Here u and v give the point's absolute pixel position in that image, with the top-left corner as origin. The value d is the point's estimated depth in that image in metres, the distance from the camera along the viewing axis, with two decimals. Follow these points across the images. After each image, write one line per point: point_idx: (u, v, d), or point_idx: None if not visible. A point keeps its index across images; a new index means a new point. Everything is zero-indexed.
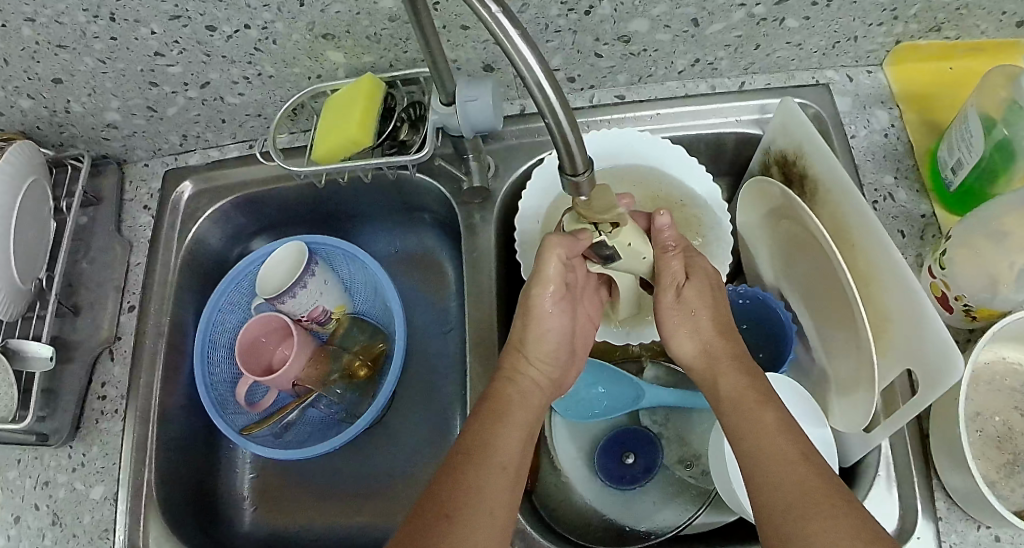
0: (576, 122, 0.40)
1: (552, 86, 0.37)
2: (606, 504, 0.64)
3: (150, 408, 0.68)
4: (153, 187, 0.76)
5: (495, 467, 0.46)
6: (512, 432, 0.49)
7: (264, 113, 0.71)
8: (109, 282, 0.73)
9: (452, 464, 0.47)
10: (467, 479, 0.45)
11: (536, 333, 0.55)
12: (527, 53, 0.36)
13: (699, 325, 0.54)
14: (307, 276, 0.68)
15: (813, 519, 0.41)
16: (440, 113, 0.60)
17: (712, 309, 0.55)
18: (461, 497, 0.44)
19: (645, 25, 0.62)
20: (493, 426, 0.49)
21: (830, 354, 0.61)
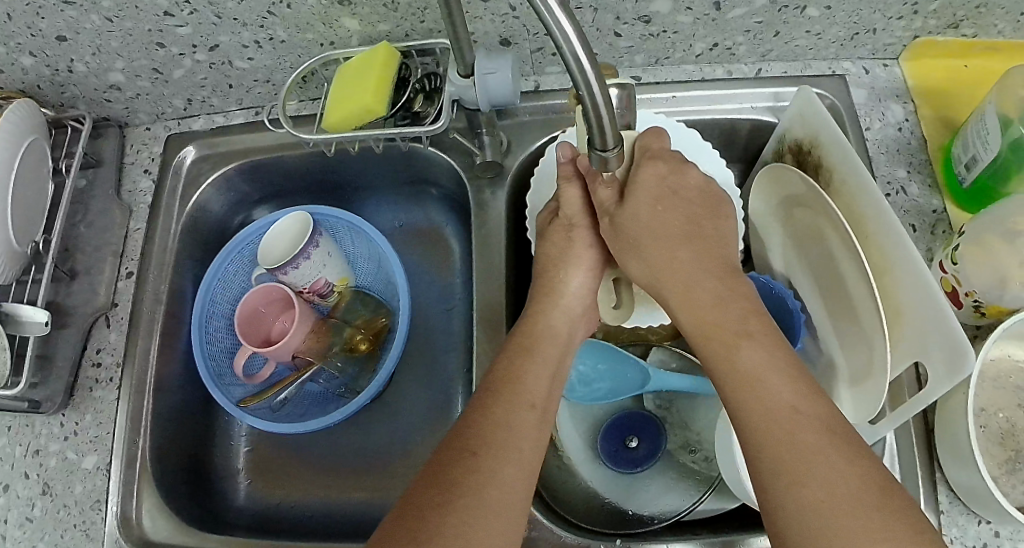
0: (609, 96, 0.39)
1: (588, 57, 0.36)
2: (609, 487, 0.64)
3: (146, 378, 0.67)
4: (155, 151, 0.74)
5: (519, 403, 0.47)
6: (541, 369, 0.51)
7: (274, 80, 0.69)
8: (107, 248, 0.71)
9: (479, 402, 0.48)
10: (495, 419, 0.46)
11: (556, 283, 0.57)
12: (565, 21, 0.34)
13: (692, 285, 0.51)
14: (311, 247, 0.67)
15: (806, 456, 0.40)
16: (458, 85, 0.59)
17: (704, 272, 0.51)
18: (488, 429, 0.45)
19: (667, 6, 0.61)
20: (520, 365, 0.51)
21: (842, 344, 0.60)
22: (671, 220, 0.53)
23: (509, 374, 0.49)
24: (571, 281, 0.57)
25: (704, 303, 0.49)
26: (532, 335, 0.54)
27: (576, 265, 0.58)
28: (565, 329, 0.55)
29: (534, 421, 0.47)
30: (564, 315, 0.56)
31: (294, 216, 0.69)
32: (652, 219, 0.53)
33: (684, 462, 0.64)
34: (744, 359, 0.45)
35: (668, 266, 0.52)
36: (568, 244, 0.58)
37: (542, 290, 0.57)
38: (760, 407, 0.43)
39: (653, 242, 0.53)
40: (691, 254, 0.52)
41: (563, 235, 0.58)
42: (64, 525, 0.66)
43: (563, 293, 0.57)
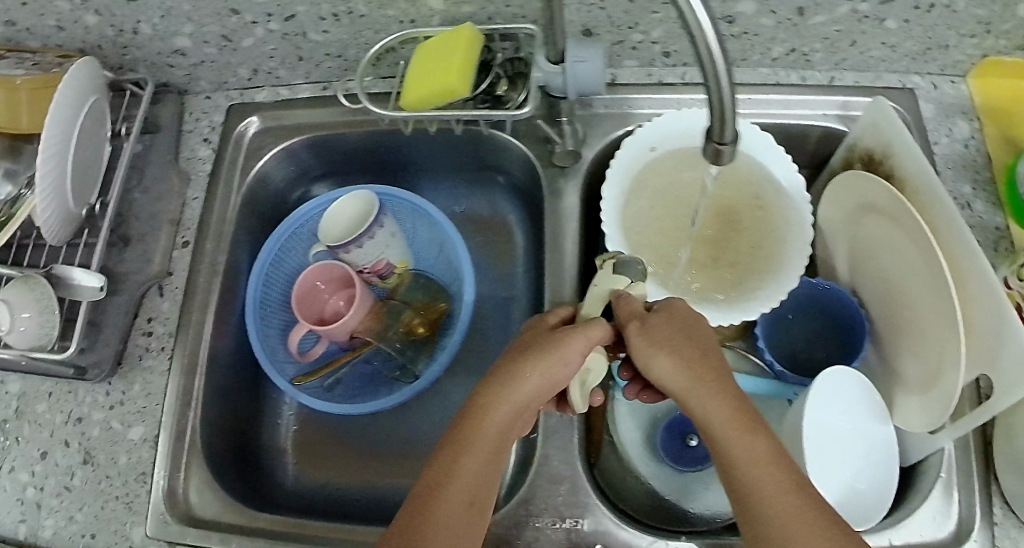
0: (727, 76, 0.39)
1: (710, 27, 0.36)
2: (668, 486, 0.63)
3: (199, 351, 0.66)
4: (215, 120, 0.72)
5: (462, 483, 0.43)
6: (481, 461, 0.45)
7: (345, 55, 0.68)
8: (163, 215, 0.69)
9: (411, 510, 0.43)
10: (429, 512, 0.42)
11: (504, 386, 0.47)
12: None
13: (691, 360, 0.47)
14: (375, 228, 0.66)
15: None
16: (546, 71, 0.58)
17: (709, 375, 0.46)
18: (418, 537, 0.41)
19: (751, 8, 0.62)
20: (458, 458, 0.44)
21: (909, 356, 0.61)
22: (672, 334, 0.49)
23: (448, 471, 0.44)
24: (525, 385, 0.47)
25: (718, 426, 0.44)
26: (476, 426, 0.46)
27: (523, 375, 0.47)
28: (509, 421, 0.46)
29: (466, 518, 0.43)
30: (501, 419, 0.46)
31: (360, 195, 0.68)
32: (653, 339, 0.49)
33: None
34: (739, 465, 0.43)
35: (677, 384, 0.47)
36: (548, 356, 0.48)
37: (480, 400, 0.47)
38: (774, 518, 0.41)
39: (668, 360, 0.47)
40: (694, 372, 0.47)
41: (541, 343, 0.49)
42: (106, 496, 0.64)
43: (508, 400, 0.46)
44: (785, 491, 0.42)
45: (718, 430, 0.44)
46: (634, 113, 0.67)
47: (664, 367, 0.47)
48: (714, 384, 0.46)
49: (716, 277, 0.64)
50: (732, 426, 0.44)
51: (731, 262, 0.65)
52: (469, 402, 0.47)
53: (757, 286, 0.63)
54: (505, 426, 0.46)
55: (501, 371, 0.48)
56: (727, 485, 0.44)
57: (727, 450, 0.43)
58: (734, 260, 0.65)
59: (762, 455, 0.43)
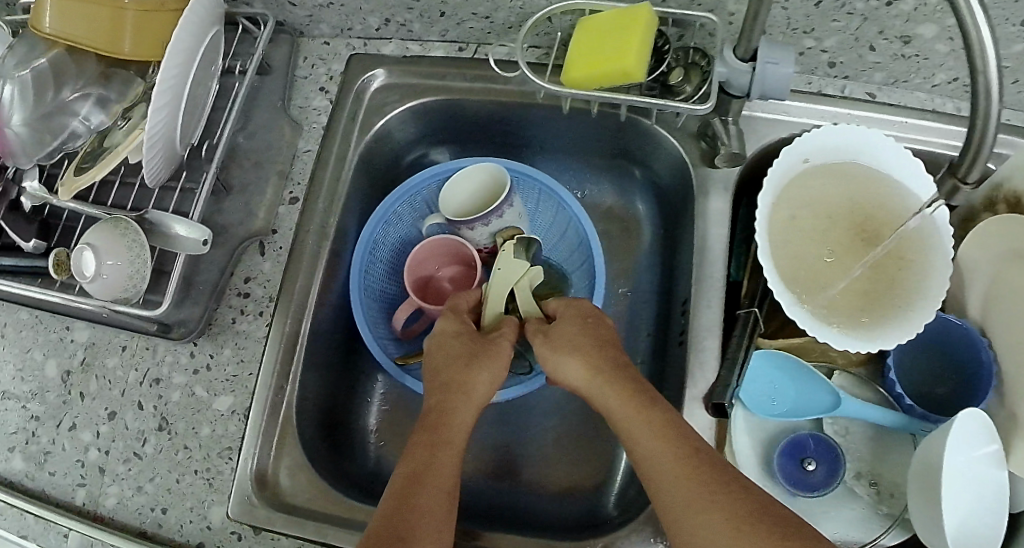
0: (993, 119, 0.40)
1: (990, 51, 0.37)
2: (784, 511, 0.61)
3: (302, 319, 0.59)
4: (335, 69, 0.65)
5: (440, 476, 0.47)
6: (450, 458, 0.48)
7: (494, 17, 0.61)
8: (269, 166, 0.62)
9: (392, 504, 0.45)
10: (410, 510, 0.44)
11: (462, 381, 0.53)
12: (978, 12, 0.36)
13: (593, 353, 0.52)
14: (505, 206, 0.61)
15: (705, 508, 0.42)
16: (732, 68, 0.54)
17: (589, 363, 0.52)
18: (400, 520, 0.43)
19: (931, 31, 0.59)
20: (429, 466, 0.47)
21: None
22: (570, 333, 0.54)
23: (421, 464, 0.47)
24: (478, 382, 0.53)
25: (625, 416, 0.48)
26: (439, 431, 0.50)
27: (454, 365, 0.54)
28: (470, 422, 0.52)
29: (439, 515, 0.45)
30: (465, 423, 0.51)
31: (487, 167, 0.63)
32: (552, 343, 0.54)
33: (859, 493, 0.62)
34: (648, 456, 0.46)
35: (584, 384, 0.52)
36: (464, 348, 0.54)
37: (446, 377, 0.53)
38: (677, 480, 0.44)
39: (569, 358, 0.53)
40: (594, 371, 0.51)
41: (441, 338, 0.56)
42: (184, 469, 0.57)
43: (468, 391, 0.52)
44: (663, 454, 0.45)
45: (621, 421, 0.49)
46: (789, 121, 0.65)
47: (571, 369, 0.53)
48: (601, 378, 0.51)
49: (855, 301, 0.59)
50: (638, 415, 0.48)
51: (870, 290, 0.60)
52: (443, 379, 0.53)
53: (903, 320, 0.58)
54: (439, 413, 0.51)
55: (436, 347, 0.56)
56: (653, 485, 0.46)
57: (637, 442, 0.47)
58: (873, 289, 0.60)
59: (663, 435, 0.46)
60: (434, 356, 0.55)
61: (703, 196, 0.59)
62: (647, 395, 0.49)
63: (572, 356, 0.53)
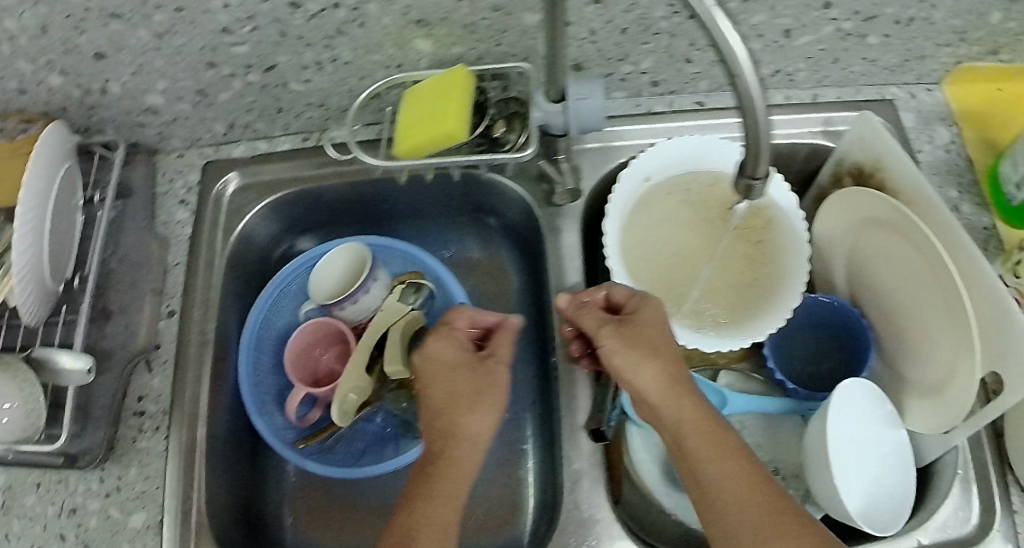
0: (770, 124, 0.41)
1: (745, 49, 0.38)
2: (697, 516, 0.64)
3: (198, 425, 0.62)
4: (191, 180, 0.69)
5: (445, 498, 0.48)
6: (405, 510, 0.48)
7: (328, 103, 0.66)
8: (143, 284, 0.66)
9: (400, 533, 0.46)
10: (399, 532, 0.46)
11: (460, 421, 0.51)
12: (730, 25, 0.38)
13: (643, 360, 0.52)
14: (370, 281, 0.66)
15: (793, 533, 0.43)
16: (546, 110, 0.57)
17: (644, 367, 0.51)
18: None
19: (740, 34, 0.62)
20: (433, 490, 0.48)
21: (911, 362, 0.63)
22: (648, 333, 0.53)
23: (366, 508, 0.47)
24: (474, 414, 0.52)
25: (692, 427, 0.49)
26: (450, 454, 0.50)
27: (485, 393, 0.53)
28: (471, 453, 0.51)
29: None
30: (471, 439, 0.51)
31: (350, 246, 0.67)
32: (631, 351, 0.52)
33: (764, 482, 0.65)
34: (722, 469, 0.46)
35: (655, 389, 0.51)
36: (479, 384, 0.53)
37: (459, 406, 0.52)
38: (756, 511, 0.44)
39: (648, 362, 0.52)
40: (673, 380, 0.51)
41: (445, 366, 0.54)
42: None
43: (471, 424, 0.51)
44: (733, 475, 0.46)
45: (688, 430, 0.49)
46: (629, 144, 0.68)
47: (643, 376, 0.51)
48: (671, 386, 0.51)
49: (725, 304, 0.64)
50: (702, 429, 0.48)
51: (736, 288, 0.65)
52: (441, 426, 0.52)
53: (771, 310, 0.64)
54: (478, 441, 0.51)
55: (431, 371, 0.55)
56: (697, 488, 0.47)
57: (710, 456, 0.47)
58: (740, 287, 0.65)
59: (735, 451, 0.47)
60: (439, 378, 0.54)
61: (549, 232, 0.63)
62: (710, 419, 0.49)
63: (633, 358, 0.52)
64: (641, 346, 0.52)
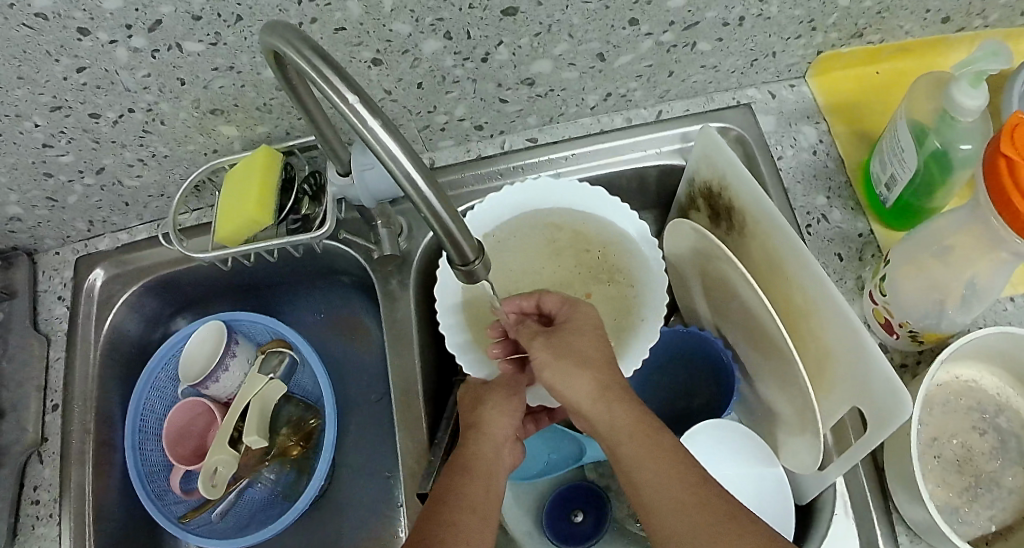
0: (455, 210, 0.40)
1: (414, 164, 0.38)
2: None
3: (86, 507, 0.66)
4: (67, 277, 0.73)
5: (479, 482, 0.50)
6: (478, 482, 0.50)
7: (167, 192, 0.69)
8: (29, 381, 0.70)
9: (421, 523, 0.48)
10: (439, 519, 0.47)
11: (498, 408, 0.55)
12: (387, 138, 0.37)
13: (586, 358, 0.52)
14: (229, 357, 0.67)
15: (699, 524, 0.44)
16: (338, 185, 0.57)
17: (593, 368, 0.51)
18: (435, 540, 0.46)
19: (548, 65, 0.59)
20: (458, 479, 0.50)
21: (772, 392, 0.59)
22: (576, 343, 0.52)
23: (449, 488, 0.50)
24: (492, 417, 0.54)
25: (627, 437, 0.49)
26: (468, 458, 0.52)
27: (509, 409, 0.55)
28: (495, 450, 0.53)
29: (475, 525, 0.48)
30: (495, 438, 0.53)
31: (210, 326, 0.68)
32: (558, 365, 0.51)
33: (633, 530, 0.63)
34: (649, 473, 0.47)
35: (590, 399, 0.50)
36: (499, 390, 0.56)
37: (499, 418, 0.54)
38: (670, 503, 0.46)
39: (578, 374, 0.51)
40: (602, 388, 0.50)
41: (483, 392, 0.56)
42: None
43: (489, 422, 0.54)
44: (676, 477, 0.47)
45: (622, 436, 0.49)
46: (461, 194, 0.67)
47: (573, 390, 0.51)
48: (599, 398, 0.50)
49: None
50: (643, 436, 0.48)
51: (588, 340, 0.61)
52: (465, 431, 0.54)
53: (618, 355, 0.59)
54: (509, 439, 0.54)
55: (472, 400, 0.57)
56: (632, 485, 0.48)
57: (639, 460, 0.48)
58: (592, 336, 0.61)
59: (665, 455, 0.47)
60: (472, 402, 0.56)
61: (385, 294, 0.63)
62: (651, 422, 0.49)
63: (573, 359, 0.51)
64: (590, 345, 0.53)
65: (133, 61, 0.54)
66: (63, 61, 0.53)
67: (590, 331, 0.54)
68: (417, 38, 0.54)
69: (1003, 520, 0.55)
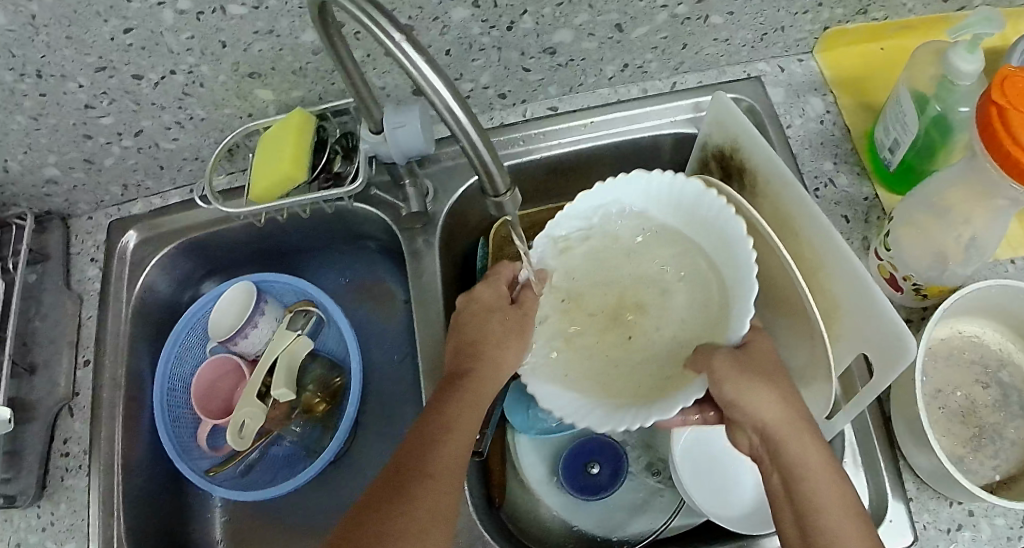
0: (493, 146, 0.44)
1: (465, 111, 0.42)
2: (594, 523, 0.64)
3: (114, 459, 0.68)
4: (99, 239, 0.77)
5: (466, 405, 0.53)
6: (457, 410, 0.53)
7: (201, 155, 0.72)
8: (63, 338, 0.73)
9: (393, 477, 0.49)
10: (406, 480, 0.48)
11: (497, 362, 0.56)
12: (436, 81, 0.41)
13: (775, 378, 0.51)
14: (258, 316, 0.69)
15: None
16: (371, 141, 0.60)
17: (773, 384, 0.51)
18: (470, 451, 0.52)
19: (569, 36, 0.63)
20: (444, 434, 0.51)
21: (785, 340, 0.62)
22: (768, 362, 0.52)
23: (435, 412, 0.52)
24: (508, 358, 0.56)
25: (811, 472, 0.48)
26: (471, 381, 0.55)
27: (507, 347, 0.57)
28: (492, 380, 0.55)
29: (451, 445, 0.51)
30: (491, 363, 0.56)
31: (239, 287, 0.71)
32: (743, 380, 0.50)
33: (648, 482, 0.65)
34: (824, 513, 0.47)
35: (778, 418, 0.50)
36: (510, 327, 0.57)
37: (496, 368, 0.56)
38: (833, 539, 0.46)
39: (764, 391, 0.50)
40: (791, 405, 0.50)
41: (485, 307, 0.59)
42: None
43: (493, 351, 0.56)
44: (835, 507, 0.47)
45: (806, 466, 0.48)
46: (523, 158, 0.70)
47: (760, 406, 0.50)
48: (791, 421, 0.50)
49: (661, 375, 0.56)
50: (829, 475, 0.48)
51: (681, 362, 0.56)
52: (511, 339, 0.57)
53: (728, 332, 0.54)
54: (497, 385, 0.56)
55: (470, 321, 0.58)
56: (795, 515, 0.48)
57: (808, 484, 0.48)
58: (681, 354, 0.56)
59: (827, 505, 0.47)
60: (492, 331, 0.57)
61: (412, 252, 0.66)
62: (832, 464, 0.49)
63: (761, 376, 0.51)
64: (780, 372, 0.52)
65: (178, 23, 0.56)
66: (112, 22, 0.56)
67: (774, 368, 0.52)
68: (447, 6, 0.57)
69: (1007, 470, 0.58)
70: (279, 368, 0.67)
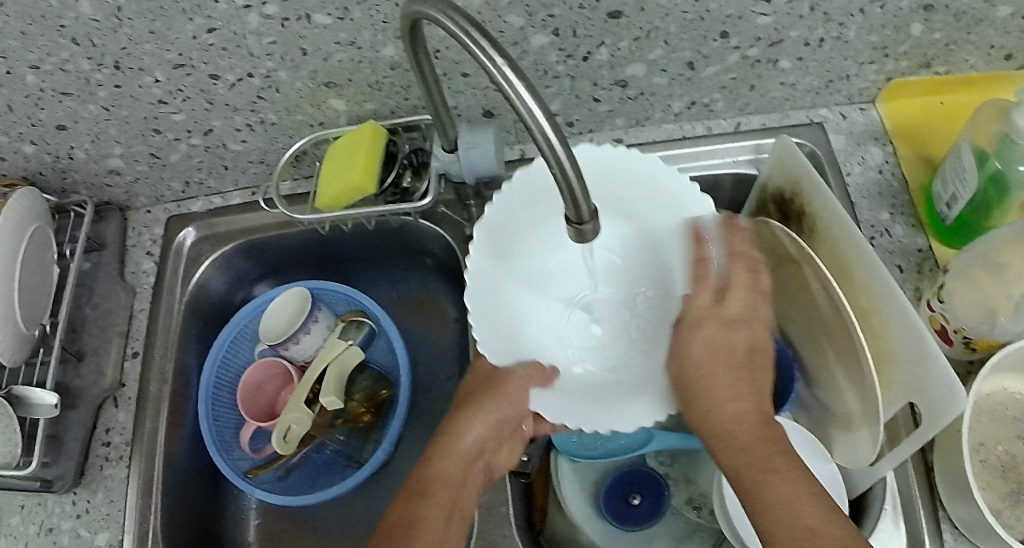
0: (579, 170, 0.39)
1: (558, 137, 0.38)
2: None
3: (156, 451, 0.68)
4: (156, 233, 0.78)
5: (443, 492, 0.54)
6: (437, 498, 0.53)
7: (267, 160, 0.73)
8: (113, 328, 0.74)
9: None
10: None
11: (456, 444, 0.57)
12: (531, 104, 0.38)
13: (727, 376, 0.51)
14: (311, 322, 0.70)
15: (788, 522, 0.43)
16: (444, 159, 0.61)
17: (743, 379, 0.52)
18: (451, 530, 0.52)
19: (642, 69, 0.64)
20: (414, 520, 0.51)
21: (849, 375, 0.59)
22: (705, 356, 0.52)
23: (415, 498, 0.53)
24: (463, 440, 0.57)
25: (745, 448, 0.48)
26: (435, 471, 0.55)
27: (483, 425, 0.58)
28: (458, 472, 0.56)
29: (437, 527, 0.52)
30: (460, 455, 0.57)
31: (294, 291, 0.71)
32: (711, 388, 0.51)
33: (689, 515, 0.65)
34: (768, 490, 0.45)
35: (740, 417, 0.50)
36: (482, 404, 0.59)
37: (464, 452, 0.57)
38: (782, 520, 0.43)
39: (722, 392, 0.51)
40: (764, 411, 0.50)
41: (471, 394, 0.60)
42: None
43: (461, 437, 0.58)
44: (788, 485, 0.45)
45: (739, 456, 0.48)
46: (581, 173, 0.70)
47: (726, 407, 0.51)
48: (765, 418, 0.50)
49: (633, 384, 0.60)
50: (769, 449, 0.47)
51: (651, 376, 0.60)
52: (486, 417, 0.58)
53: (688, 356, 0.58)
54: (473, 456, 0.58)
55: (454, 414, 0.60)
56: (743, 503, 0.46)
57: (766, 480, 0.45)
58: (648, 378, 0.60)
59: (783, 500, 0.44)
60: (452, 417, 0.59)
61: None
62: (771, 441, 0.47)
63: (721, 378, 0.51)
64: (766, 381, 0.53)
65: (262, 27, 0.57)
66: (197, 20, 0.57)
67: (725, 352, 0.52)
68: (527, 32, 0.58)
69: None
70: (329, 377, 0.67)
